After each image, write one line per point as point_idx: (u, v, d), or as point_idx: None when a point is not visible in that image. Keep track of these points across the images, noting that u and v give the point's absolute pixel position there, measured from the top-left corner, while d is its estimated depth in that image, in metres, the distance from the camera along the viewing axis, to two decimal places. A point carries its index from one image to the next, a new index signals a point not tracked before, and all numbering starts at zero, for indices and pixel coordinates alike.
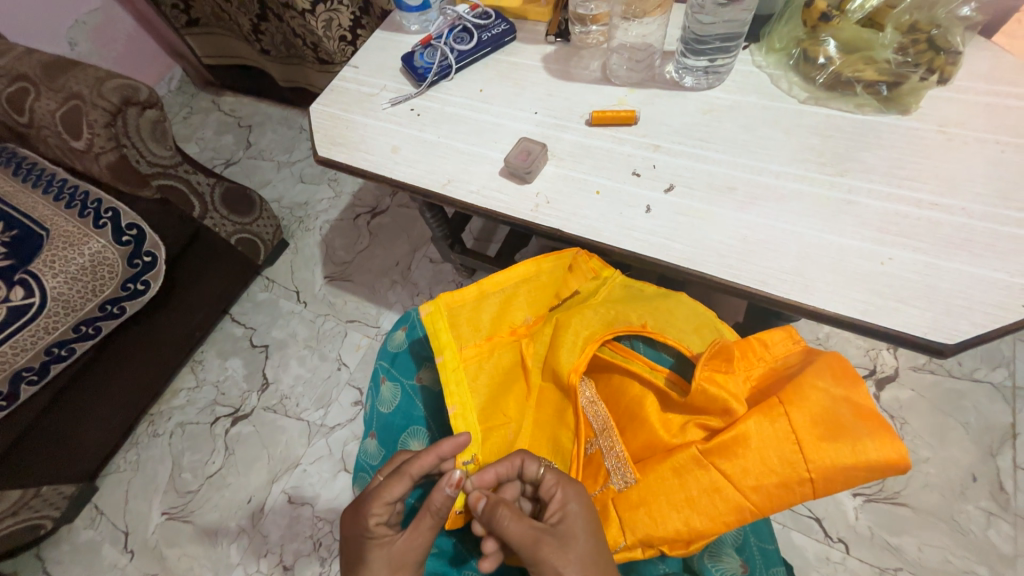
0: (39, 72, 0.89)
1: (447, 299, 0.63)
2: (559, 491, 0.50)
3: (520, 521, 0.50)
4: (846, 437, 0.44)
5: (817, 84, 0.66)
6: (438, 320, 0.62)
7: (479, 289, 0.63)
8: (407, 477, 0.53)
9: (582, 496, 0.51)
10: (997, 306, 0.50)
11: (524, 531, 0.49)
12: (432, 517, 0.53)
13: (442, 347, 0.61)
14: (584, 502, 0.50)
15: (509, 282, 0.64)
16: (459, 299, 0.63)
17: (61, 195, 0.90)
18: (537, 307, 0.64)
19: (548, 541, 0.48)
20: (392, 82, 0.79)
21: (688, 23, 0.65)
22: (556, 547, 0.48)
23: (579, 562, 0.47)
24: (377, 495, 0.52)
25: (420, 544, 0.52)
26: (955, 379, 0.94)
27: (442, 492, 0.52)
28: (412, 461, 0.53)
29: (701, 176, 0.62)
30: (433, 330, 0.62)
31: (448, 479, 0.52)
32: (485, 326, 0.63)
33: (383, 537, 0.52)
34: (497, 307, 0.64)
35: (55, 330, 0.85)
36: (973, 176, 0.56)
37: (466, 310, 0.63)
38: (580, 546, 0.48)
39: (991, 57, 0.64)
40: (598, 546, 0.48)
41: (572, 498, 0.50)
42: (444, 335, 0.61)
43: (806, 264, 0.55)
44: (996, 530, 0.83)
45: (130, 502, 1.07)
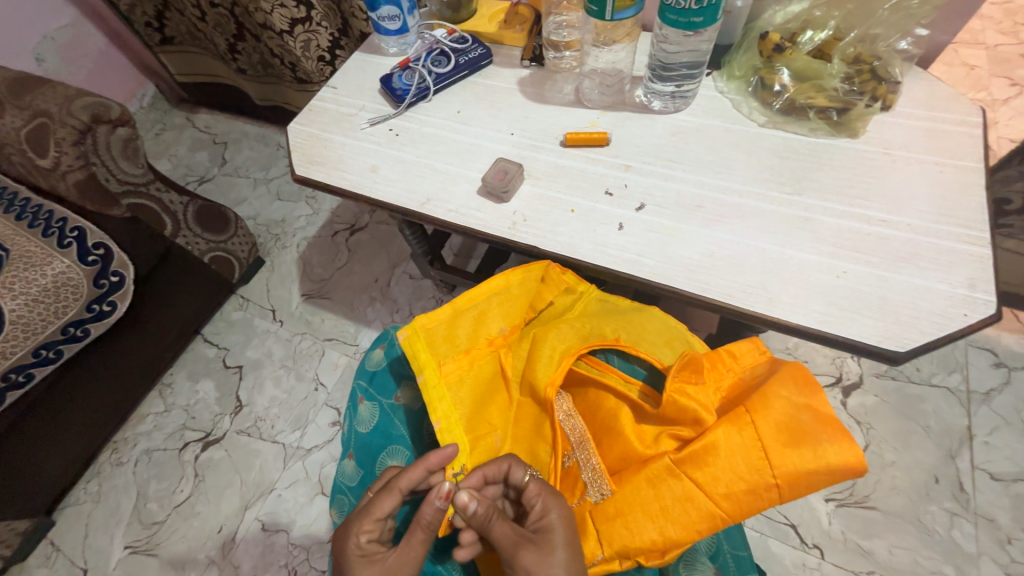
0: (4, 89, 0.87)
1: (423, 318, 0.63)
2: (543, 502, 0.51)
3: (503, 525, 0.51)
4: (807, 443, 0.46)
5: (774, 109, 0.70)
6: (416, 338, 0.62)
7: (455, 305, 0.64)
8: (396, 491, 0.53)
9: (565, 509, 0.51)
10: (942, 314, 0.53)
11: (504, 539, 0.50)
12: (423, 531, 0.52)
13: (422, 366, 0.61)
14: (566, 515, 0.51)
15: (484, 295, 0.65)
16: (437, 315, 0.62)
17: (23, 214, 0.87)
18: (513, 319, 0.65)
19: (527, 549, 0.48)
20: (370, 103, 0.80)
21: (654, 51, 0.69)
22: (534, 555, 0.48)
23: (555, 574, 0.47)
24: (369, 511, 0.52)
25: (413, 562, 0.51)
26: (914, 385, 0.99)
27: (431, 505, 0.51)
28: (402, 474, 0.53)
29: (670, 195, 0.65)
30: (412, 348, 0.61)
31: (437, 492, 0.51)
32: (463, 340, 0.63)
33: (375, 555, 0.52)
34: (473, 321, 0.64)
35: (13, 355, 0.81)
36: (916, 195, 0.61)
37: (444, 326, 0.63)
38: (558, 558, 0.48)
39: (928, 85, 0.69)
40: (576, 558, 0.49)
41: (553, 510, 0.50)
42: (423, 352, 0.61)
43: (769, 278, 0.58)
44: (959, 530, 0.86)
45: (89, 536, 1.01)
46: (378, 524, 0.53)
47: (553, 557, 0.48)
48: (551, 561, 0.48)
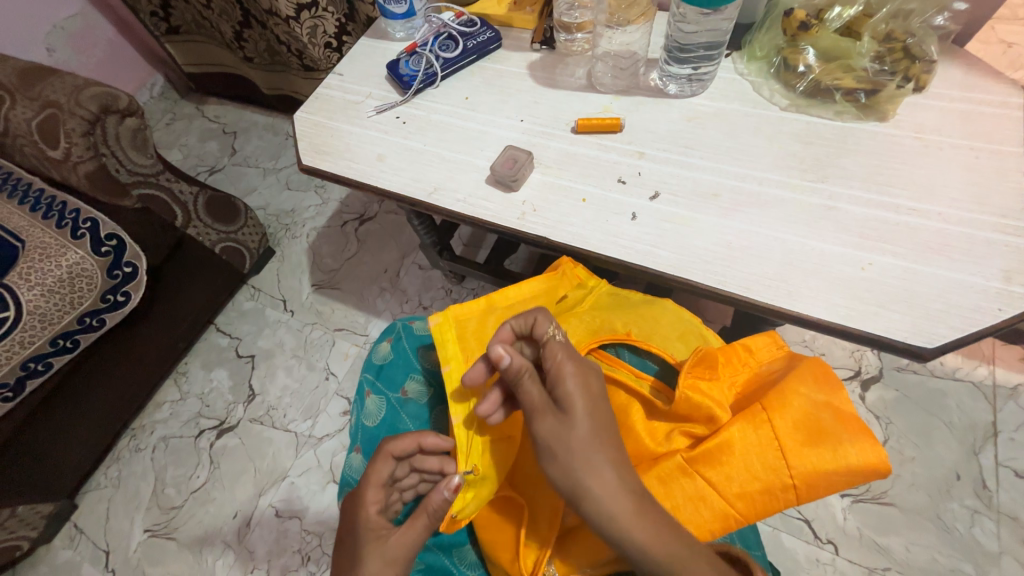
0: (14, 79, 0.87)
1: (456, 310, 0.61)
2: (559, 366, 0.50)
3: (532, 388, 0.50)
4: (827, 442, 0.45)
5: (798, 91, 0.67)
6: (448, 329, 0.60)
7: (488, 303, 0.63)
8: (388, 457, 0.56)
9: (581, 376, 0.50)
10: (974, 309, 0.51)
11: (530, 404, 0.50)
12: (427, 517, 0.55)
13: (449, 359, 0.58)
14: (584, 384, 0.50)
15: (518, 299, 0.64)
16: (470, 311, 0.61)
17: (37, 204, 0.88)
18: None
19: (547, 418, 0.49)
20: (377, 90, 0.78)
21: (671, 32, 0.66)
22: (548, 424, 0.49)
23: (574, 440, 0.48)
24: (369, 479, 0.56)
25: (410, 540, 0.54)
26: (937, 379, 0.96)
27: (440, 493, 0.54)
28: (393, 441, 0.57)
29: (686, 183, 0.63)
30: (442, 341, 0.59)
31: (447, 483, 0.54)
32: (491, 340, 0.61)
33: (381, 528, 0.55)
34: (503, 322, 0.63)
35: (31, 344, 0.82)
36: (949, 182, 0.58)
37: (475, 323, 0.61)
38: (578, 427, 0.48)
39: (964, 64, 0.65)
40: (597, 427, 0.49)
41: (569, 377, 0.49)
42: (453, 346, 0.59)
43: (790, 270, 0.55)
44: (981, 528, 0.84)
45: (110, 520, 1.04)
46: (380, 493, 0.56)
47: (574, 426, 0.48)
48: (571, 429, 0.48)
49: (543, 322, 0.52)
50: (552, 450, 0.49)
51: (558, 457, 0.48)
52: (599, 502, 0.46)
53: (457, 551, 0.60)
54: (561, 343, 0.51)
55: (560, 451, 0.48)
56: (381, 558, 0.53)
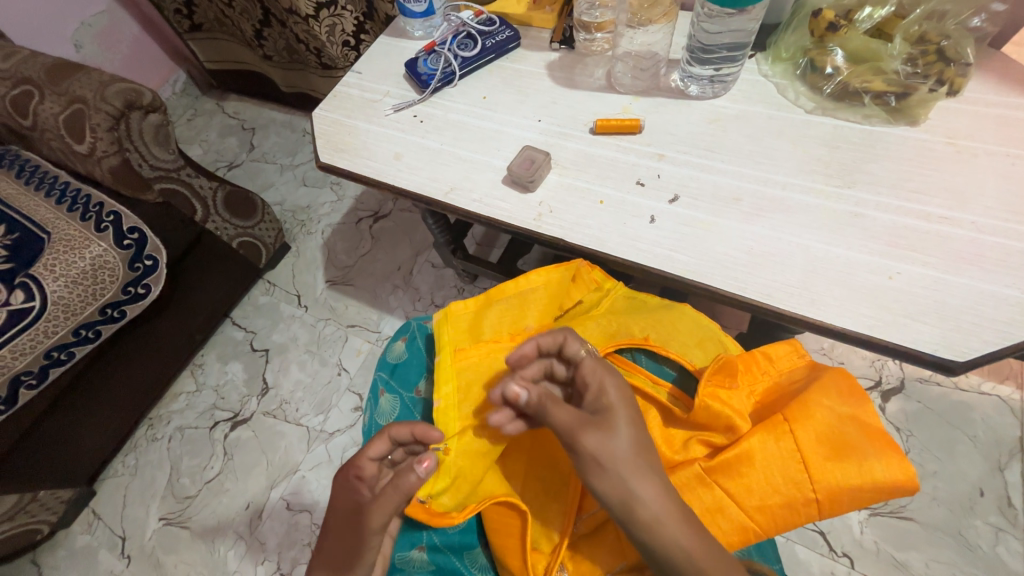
0: (43, 75, 0.89)
1: (458, 304, 0.65)
2: (598, 379, 0.50)
3: (562, 410, 0.49)
4: (852, 457, 0.44)
5: (825, 94, 0.65)
6: (447, 320, 0.64)
7: (493, 297, 0.65)
8: (386, 436, 0.56)
9: (621, 389, 0.50)
10: (1008, 322, 0.49)
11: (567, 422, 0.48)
12: (398, 495, 0.51)
13: (443, 345, 0.62)
14: (620, 393, 0.50)
15: (524, 292, 0.64)
16: (470, 305, 0.65)
17: (63, 197, 0.90)
18: (544, 318, 0.64)
19: (590, 431, 0.47)
20: (395, 88, 0.79)
21: (694, 32, 0.65)
22: (597, 436, 0.47)
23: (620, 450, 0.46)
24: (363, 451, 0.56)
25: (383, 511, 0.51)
26: (962, 392, 0.93)
27: (414, 473, 0.52)
28: (398, 425, 0.56)
29: (706, 186, 0.61)
30: (440, 332, 0.63)
31: (420, 461, 0.52)
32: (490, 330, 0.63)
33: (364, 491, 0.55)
34: (505, 313, 0.64)
35: (55, 334, 0.84)
36: (984, 189, 0.56)
37: (476, 315, 0.64)
38: (623, 437, 0.47)
39: (1001, 67, 0.63)
40: (641, 440, 0.47)
41: (609, 386, 0.50)
42: (449, 335, 0.63)
43: (813, 278, 0.54)
44: (1005, 546, 0.81)
45: (127, 507, 1.06)
46: (371, 465, 0.56)
47: (619, 435, 0.47)
48: (613, 442, 0.46)
49: (570, 343, 0.53)
50: (599, 462, 0.46)
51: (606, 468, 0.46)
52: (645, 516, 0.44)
53: (468, 554, 0.60)
54: (594, 363, 0.51)
55: (607, 462, 0.46)
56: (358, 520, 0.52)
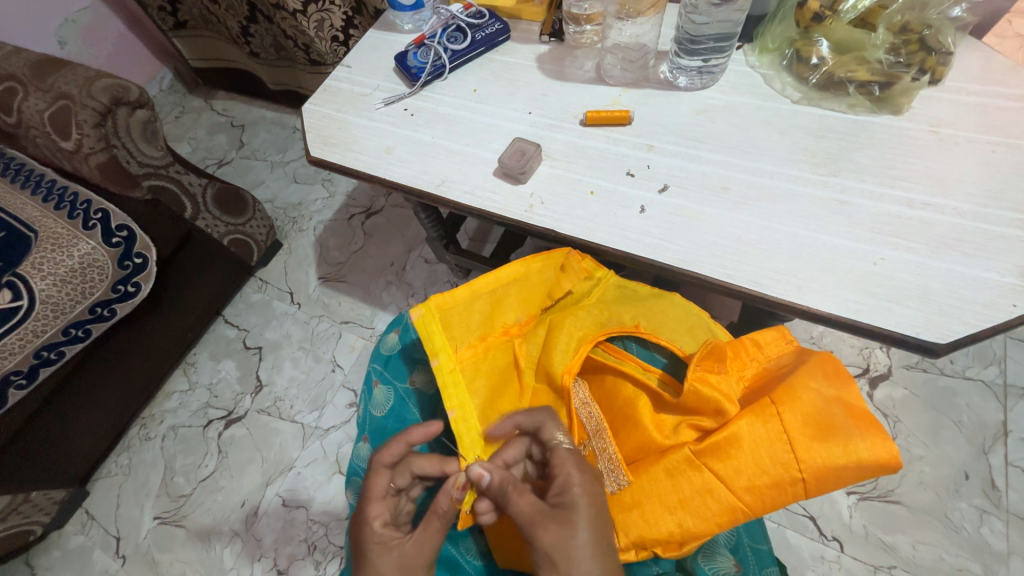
0: (27, 71, 0.88)
1: (438, 301, 0.62)
2: (568, 470, 0.49)
3: (523, 497, 0.49)
4: (838, 437, 0.44)
5: (810, 84, 0.66)
6: (432, 324, 0.61)
7: (470, 290, 0.63)
8: (382, 469, 0.54)
9: (589, 482, 0.49)
10: (989, 305, 0.50)
11: (528, 510, 0.48)
12: (439, 519, 0.52)
13: (437, 350, 0.60)
14: (591, 488, 0.49)
15: (500, 283, 0.64)
16: (451, 300, 0.62)
17: (49, 195, 0.89)
18: (528, 308, 0.65)
19: (548, 525, 0.47)
20: (385, 82, 0.78)
21: (682, 23, 0.65)
22: (553, 532, 0.46)
23: (577, 548, 0.46)
24: (368, 493, 0.54)
25: (425, 542, 0.51)
26: (947, 378, 0.95)
27: (448, 494, 0.52)
28: (381, 451, 0.54)
29: (695, 176, 0.62)
30: (427, 333, 0.61)
31: (453, 482, 0.52)
32: (477, 326, 0.63)
33: (391, 540, 0.52)
34: (485, 306, 0.64)
35: (44, 333, 0.83)
36: (965, 175, 0.57)
37: (458, 310, 0.62)
38: (582, 534, 0.46)
39: (981, 57, 0.64)
40: (601, 531, 0.47)
41: (578, 481, 0.49)
42: (438, 338, 0.60)
43: (799, 264, 0.55)
44: (989, 527, 0.83)
45: (121, 507, 1.06)
46: (384, 507, 0.54)
47: (578, 532, 0.46)
48: (574, 536, 0.46)
49: (548, 426, 0.53)
50: (553, 560, 0.45)
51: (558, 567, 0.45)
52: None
53: (463, 542, 0.61)
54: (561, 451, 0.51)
55: (562, 562, 0.45)
56: (395, 569, 0.50)
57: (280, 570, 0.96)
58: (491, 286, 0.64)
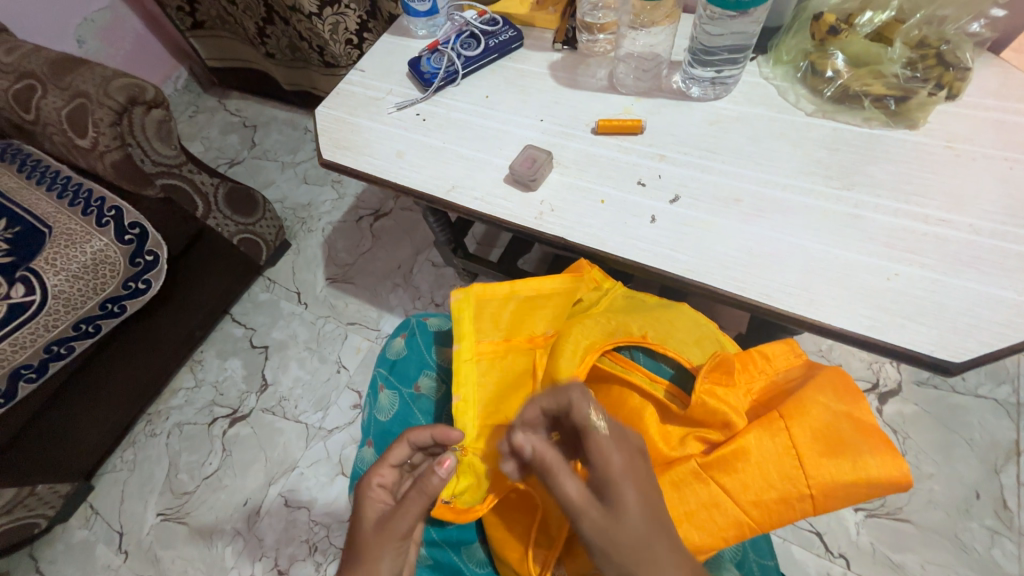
0: (47, 69, 0.89)
1: (478, 291, 0.63)
2: (607, 456, 0.44)
3: (573, 480, 0.44)
4: (846, 453, 0.44)
5: (825, 97, 0.65)
6: (467, 311, 0.62)
7: (511, 289, 0.63)
8: (405, 442, 0.56)
9: (630, 465, 0.44)
10: (1004, 324, 0.49)
11: (576, 495, 0.44)
12: (423, 498, 0.51)
13: (462, 337, 0.61)
14: (633, 472, 0.44)
15: (536, 291, 0.64)
16: (490, 294, 0.63)
17: (64, 192, 0.91)
18: (558, 321, 0.63)
19: (591, 512, 0.42)
20: (398, 87, 0.79)
21: (696, 34, 0.65)
22: (598, 521, 0.42)
23: (625, 535, 0.41)
24: (382, 457, 0.56)
25: (405, 515, 0.50)
26: (958, 395, 0.93)
27: (436, 473, 0.51)
28: (415, 428, 0.56)
29: (706, 187, 0.62)
30: (457, 319, 0.62)
31: (440, 459, 0.51)
32: (506, 326, 0.63)
33: (379, 501, 0.54)
34: (519, 309, 0.63)
35: (55, 328, 0.84)
36: (982, 192, 0.56)
37: (493, 306, 0.63)
38: (633, 521, 0.41)
39: (1000, 72, 0.63)
40: (652, 511, 0.42)
41: (618, 464, 0.44)
42: (468, 325, 0.61)
43: (811, 278, 0.54)
44: (1000, 549, 0.82)
45: (125, 502, 1.06)
46: (390, 471, 0.56)
47: (626, 519, 0.41)
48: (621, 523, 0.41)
49: (577, 407, 0.48)
50: (602, 552, 0.41)
51: (608, 559, 0.41)
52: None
53: (465, 550, 0.60)
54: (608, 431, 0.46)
55: (605, 552, 0.41)
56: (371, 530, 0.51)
57: (280, 571, 0.96)
58: (529, 289, 0.64)
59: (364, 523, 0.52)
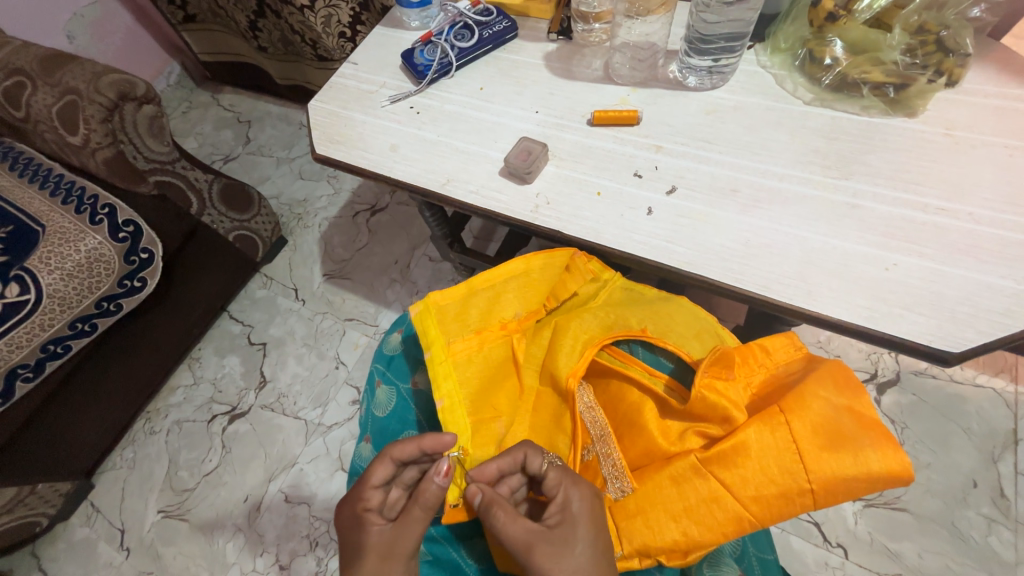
0: (36, 65, 0.88)
1: (436, 297, 0.63)
2: (563, 490, 0.50)
3: (517, 519, 0.49)
4: (847, 447, 0.44)
5: (823, 85, 0.65)
6: (429, 315, 0.62)
7: (470, 286, 0.64)
8: (389, 459, 0.54)
9: (586, 500, 0.50)
10: (1003, 313, 0.49)
11: (527, 530, 0.49)
12: (421, 509, 0.53)
13: (429, 342, 0.61)
14: (589, 505, 0.49)
15: (500, 279, 0.64)
16: (449, 295, 0.63)
17: (57, 190, 0.90)
18: (529, 304, 0.64)
19: (544, 547, 0.47)
20: (392, 79, 0.78)
21: (693, 22, 0.64)
22: (551, 551, 0.47)
23: (572, 569, 0.46)
24: (366, 479, 0.54)
25: (410, 536, 0.51)
26: (957, 385, 0.93)
27: (433, 482, 0.53)
28: (396, 444, 0.54)
29: (703, 178, 0.61)
30: (422, 327, 0.62)
31: (437, 469, 0.53)
32: (476, 319, 0.63)
33: (374, 524, 0.52)
34: (485, 302, 0.64)
35: (50, 327, 0.84)
36: (981, 180, 0.55)
37: (456, 305, 0.63)
38: (580, 557, 0.47)
39: (1001, 58, 0.63)
40: (598, 550, 0.48)
41: (575, 499, 0.49)
42: (434, 330, 0.62)
43: (809, 269, 0.54)
44: (997, 537, 0.82)
45: (126, 500, 1.07)
46: (376, 494, 0.54)
47: (574, 553, 0.47)
48: (571, 557, 0.47)
49: (531, 457, 0.51)
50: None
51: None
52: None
53: (464, 543, 0.61)
54: (557, 469, 0.51)
55: None
56: (375, 557, 0.50)
57: (282, 566, 0.97)
58: (489, 281, 0.64)
59: (363, 548, 0.51)
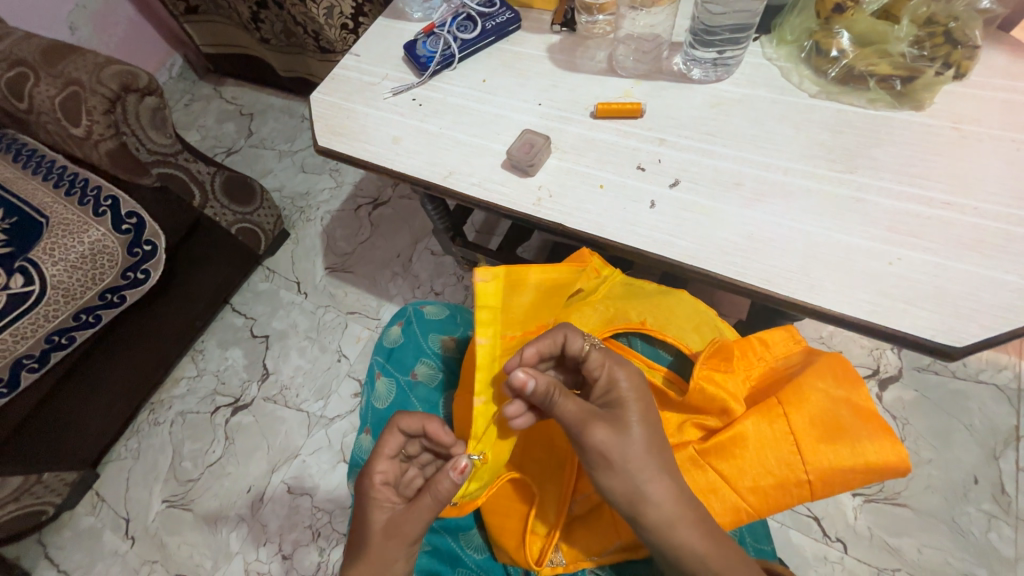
0: (38, 56, 0.88)
1: (506, 275, 0.54)
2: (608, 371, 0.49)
3: (570, 402, 0.47)
4: (845, 439, 0.44)
5: (829, 77, 0.64)
6: (489, 298, 0.54)
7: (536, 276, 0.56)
8: (397, 430, 0.55)
9: (630, 377, 0.49)
10: (1007, 308, 0.49)
11: (579, 413, 0.47)
12: (432, 499, 0.51)
13: (484, 328, 0.54)
14: (632, 386, 0.48)
15: (559, 274, 0.58)
16: (518, 278, 0.55)
17: (60, 181, 0.90)
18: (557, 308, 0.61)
19: (600, 424, 0.46)
20: (394, 71, 0.77)
21: (698, 13, 0.63)
22: (606, 433, 0.45)
23: (629, 448, 0.45)
24: (378, 451, 0.55)
25: (417, 520, 0.51)
26: (959, 381, 0.93)
27: (449, 476, 0.51)
28: (403, 415, 0.55)
29: (706, 171, 0.61)
30: (482, 309, 0.53)
31: (454, 465, 0.51)
32: (524, 317, 0.57)
33: (386, 502, 0.53)
34: (541, 298, 0.58)
35: (55, 318, 0.84)
36: (988, 175, 0.55)
37: (518, 293, 0.56)
38: (635, 435, 0.46)
39: (1010, 51, 0.62)
40: (652, 430, 0.47)
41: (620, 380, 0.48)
42: (493, 316, 0.54)
43: (812, 263, 0.54)
44: (997, 532, 0.82)
45: (130, 489, 1.08)
46: (390, 466, 0.55)
47: (631, 433, 0.46)
48: (626, 437, 0.45)
49: (572, 338, 0.51)
50: (608, 461, 0.45)
51: (616, 468, 0.45)
52: (668, 488, 0.44)
53: (463, 535, 0.61)
54: (598, 352, 0.50)
55: (617, 461, 0.45)
56: (382, 530, 0.51)
57: (285, 555, 0.98)
58: (551, 277, 0.57)
59: (372, 526, 0.52)
